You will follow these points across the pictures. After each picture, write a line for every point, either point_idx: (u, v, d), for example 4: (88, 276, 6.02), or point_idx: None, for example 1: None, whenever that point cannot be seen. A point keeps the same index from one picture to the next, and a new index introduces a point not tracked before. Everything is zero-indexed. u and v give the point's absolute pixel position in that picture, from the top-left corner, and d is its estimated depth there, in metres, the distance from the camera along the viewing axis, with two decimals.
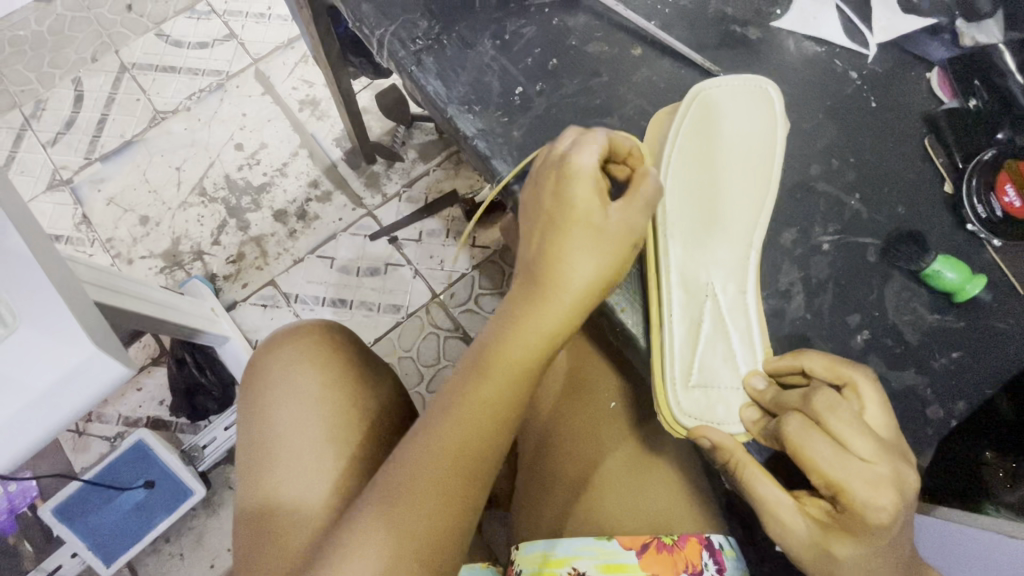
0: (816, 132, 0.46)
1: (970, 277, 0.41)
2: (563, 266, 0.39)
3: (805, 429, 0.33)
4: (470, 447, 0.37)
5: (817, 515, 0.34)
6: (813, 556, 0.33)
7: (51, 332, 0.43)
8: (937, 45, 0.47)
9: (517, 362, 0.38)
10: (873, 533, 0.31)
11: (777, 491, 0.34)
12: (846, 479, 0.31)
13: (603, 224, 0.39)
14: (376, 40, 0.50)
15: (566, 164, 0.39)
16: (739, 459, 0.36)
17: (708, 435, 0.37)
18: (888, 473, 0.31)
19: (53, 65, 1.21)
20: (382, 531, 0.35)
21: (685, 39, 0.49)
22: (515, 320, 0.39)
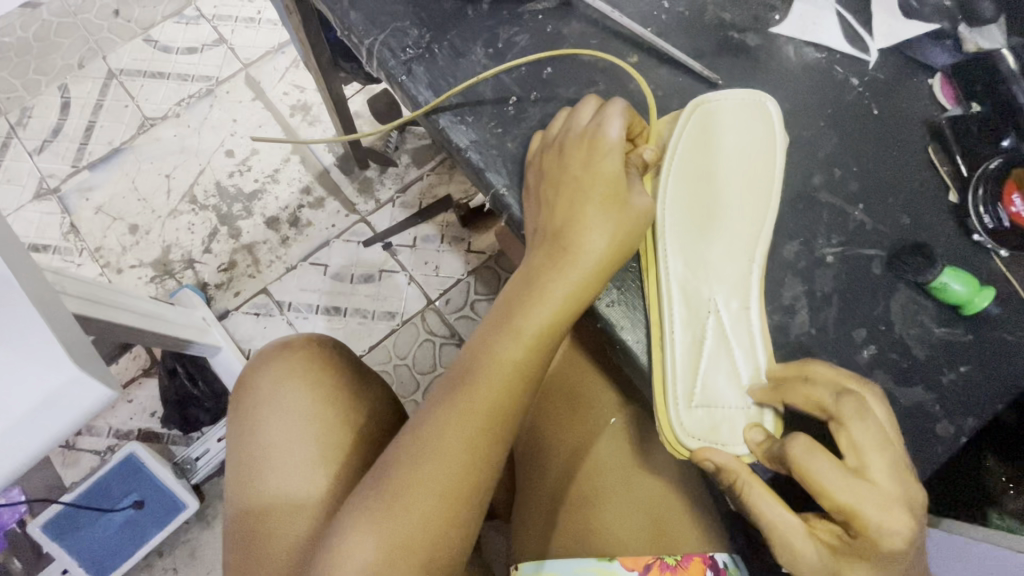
0: (818, 140, 0.45)
1: (978, 290, 0.40)
2: (582, 238, 0.40)
3: (812, 450, 0.31)
4: (490, 415, 0.38)
5: (828, 541, 0.32)
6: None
7: (32, 353, 0.41)
8: (939, 50, 0.46)
9: (536, 325, 0.40)
10: (889, 559, 0.30)
11: (786, 515, 0.33)
12: (858, 501, 0.30)
13: (626, 200, 0.40)
14: (366, 49, 0.49)
15: (594, 140, 0.41)
16: (744, 480, 0.35)
17: (711, 458, 0.36)
18: (896, 494, 0.31)
19: (39, 71, 1.19)
20: (407, 496, 0.37)
21: (682, 46, 0.48)
22: (533, 289, 0.40)
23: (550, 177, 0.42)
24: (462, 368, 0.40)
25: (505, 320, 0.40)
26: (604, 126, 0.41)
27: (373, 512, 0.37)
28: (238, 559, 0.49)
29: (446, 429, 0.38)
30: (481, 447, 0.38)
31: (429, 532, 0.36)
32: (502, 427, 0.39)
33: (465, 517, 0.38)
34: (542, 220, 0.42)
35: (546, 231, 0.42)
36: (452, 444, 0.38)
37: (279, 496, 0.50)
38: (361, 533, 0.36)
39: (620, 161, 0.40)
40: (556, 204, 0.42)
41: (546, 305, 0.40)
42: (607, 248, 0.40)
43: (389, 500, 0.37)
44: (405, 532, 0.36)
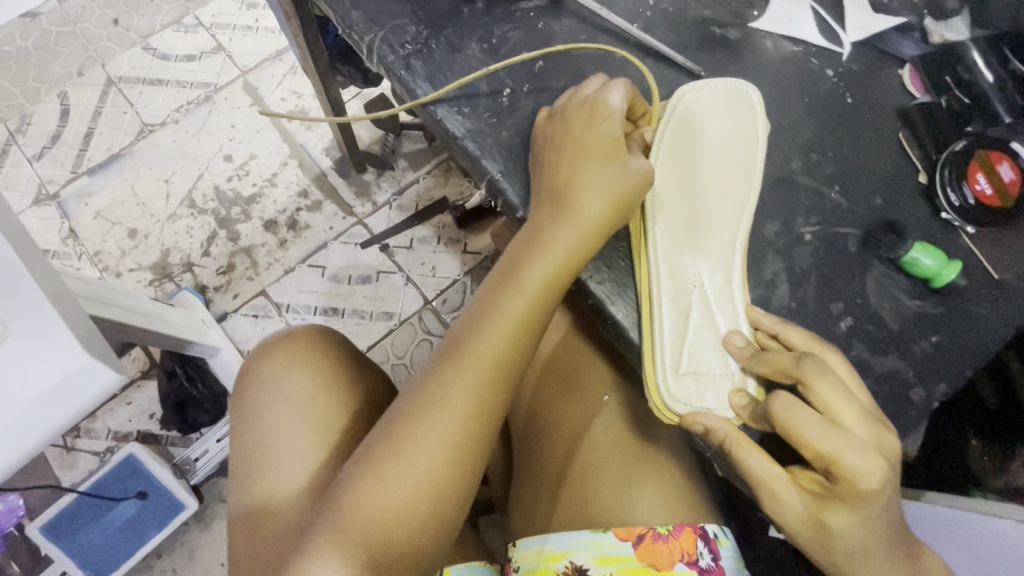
0: (795, 127, 0.48)
1: (946, 263, 0.42)
2: (580, 202, 0.42)
3: (792, 406, 0.34)
4: (493, 369, 0.40)
5: (809, 488, 0.35)
6: (810, 527, 0.35)
7: (42, 339, 0.43)
8: (907, 43, 0.49)
9: (528, 293, 0.42)
10: (866, 501, 0.33)
11: (772, 469, 0.36)
12: (839, 450, 0.33)
13: (625, 158, 0.43)
14: (366, 45, 0.51)
15: (597, 104, 0.44)
16: (733, 440, 0.37)
17: (699, 421, 0.38)
18: (869, 442, 0.33)
19: (38, 79, 1.21)
20: (415, 441, 0.39)
21: (666, 40, 0.50)
22: (533, 250, 0.42)
23: (552, 150, 0.45)
24: (467, 324, 0.42)
25: (507, 279, 0.42)
26: (608, 93, 0.44)
27: (375, 474, 0.38)
28: (246, 525, 0.51)
29: (452, 380, 0.40)
30: (485, 399, 0.40)
31: (435, 475, 0.39)
32: (505, 380, 0.41)
33: (469, 464, 0.40)
34: (543, 187, 0.44)
35: (540, 207, 0.44)
36: (450, 408, 0.39)
37: (284, 466, 0.52)
38: (369, 477, 0.38)
39: (619, 125, 0.43)
40: (552, 182, 0.44)
41: (537, 274, 0.42)
42: (603, 211, 0.42)
43: (398, 446, 0.39)
44: (407, 492, 0.38)
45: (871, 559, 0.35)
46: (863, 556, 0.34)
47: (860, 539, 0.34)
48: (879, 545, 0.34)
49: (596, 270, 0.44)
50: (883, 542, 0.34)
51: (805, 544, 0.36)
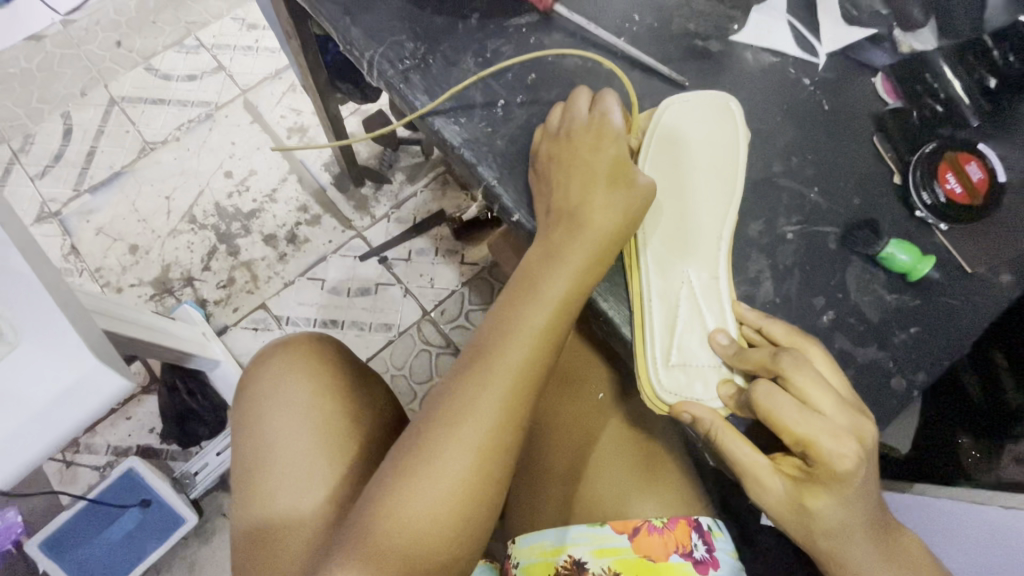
0: (776, 133, 0.50)
1: (920, 257, 0.45)
2: (594, 214, 0.45)
3: (772, 393, 0.36)
4: (521, 379, 0.41)
5: (789, 470, 0.37)
6: (789, 507, 0.38)
7: (54, 345, 0.44)
8: (878, 52, 0.51)
9: (553, 297, 0.43)
10: (842, 481, 0.35)
11: (754, 454, 0.38)
12: (814, 434, 0.35)
13: (632, 180, 0.45)
14: (366, 61, 0.54)
15: (603, 126, 0.47)
16: (717, 429, 0.39)
17: (688, 409, 0.40)
18: (844, 424, 0.35)
19: (41, 100, 1.24)
20: (449, 453, 0.39)
21: (652, 53, 0.53)
22: (553, 261, 0.44)
23: (553, 162, 0.47)
24: (491, 333, 0.43)
25: (530, 289, 0.44)
26: (610, 115, 0.47)
27: (413, 477, 0.39)
28: (252, 530, 0.51)
29: (482, 391, 0.41)
30: (515, 409, 0.41)
31: (468, 484, 0.40)
32: (531, 390, 0.42)
33: (500, 475, 0.41)
34: (556, 198, 0.46)
35: (554, 215, 0.46)
36: (485, 410, 0.40)
37: (293, 474, 0.52)
38: (405, 490, 0.39)
39: (623, 147, 0.46)
40: (562, 191, 0.46)
41: (561, 277, 0.43)
42: (615, 223, 0.44)
43: (432, 458, 0.40)
44: (444, 492, 0.39)
45: (847, 532, 0.37)
46: (840, 529, 0.37)
47: (835, 514, 0.37)
48: (853, 517, 0.37)
49: None
50: (856, 515, 0.37)
51: (786, 522, 0.39)
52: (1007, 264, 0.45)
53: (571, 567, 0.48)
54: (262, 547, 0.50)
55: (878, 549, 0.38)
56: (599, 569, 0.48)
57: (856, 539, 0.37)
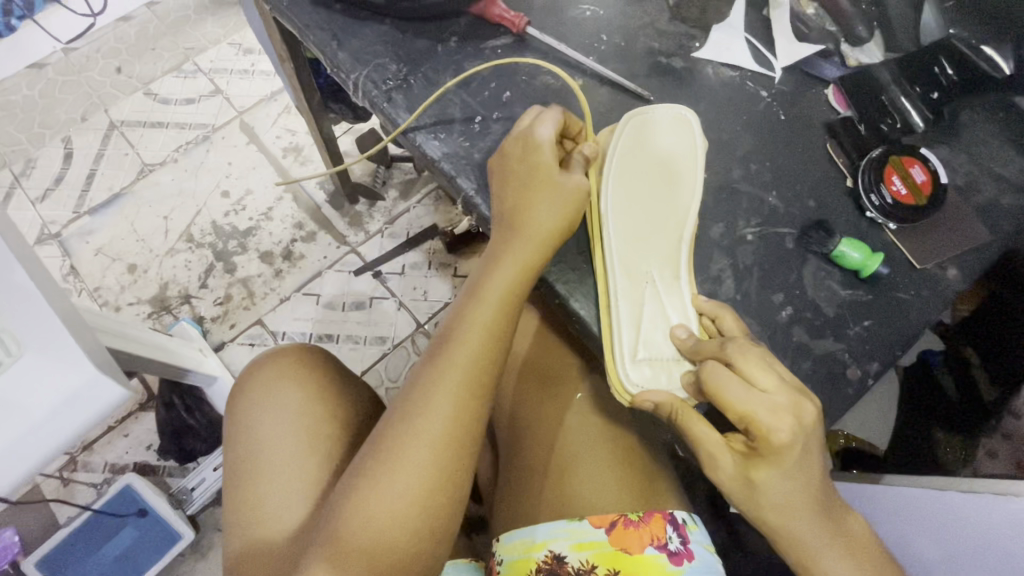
0: (735, 141, 0.54)
1: (870, 255, 0.48)
2: (533, 215, 0.47)
3: (720, 373, 0.40)
4: (470, 376, 0.45)
5: (739, 448, 0.41)
6: (739, 483, 0.41)
7: (56, 357, 0.46)
8: (829, 66, 0.55)
9: (498, 294, 0.47)
10: (780, 452, 0.39)
11: (710, 433, 0.42)
12: (754, 408, 0.39)
13: (560, 184, 0.48)
14: (352, 82, 0.57)
15: (525, 138, 0.48)
16: (679, 410, 0.43)
17: (649, 398, 0.44)
18: (788, 407, 0.39)
19: (43, 125, 1.28)
20: (405, 452, 0.42)
21: (619, 70, 0.57)
22: (496, 266, 0.47)
23: (502, 174, 0.49)
24: (441, 339, 0.46)
25: (475, 294, 0.47)
26: (538, 127, 0.48)
27: (373, 469, 0.42)
28: (243, 536, 0.53)
29: (433, 392, 0.44)
30: (466, 404, 0.44)
31: (426, 475, 0.42)
32: (482, 384, 0.45)
33: (458, 468, 0.44)
34: (497, 206, 0.49)
35: (501, 219, 0.49)
36: (437, 404, 0.43)
37: (277, 478, 0.54)
38: (366, 487, 0.42)
39: (552, 154, 0.48)
40: (505, 196, 0.49)
41: (504, 274, 0.47)
42: (556, 219, 0.47)
43: (389, 457, 0.42)
44: (403, 483, 0.42)
45: (791, 508, 0.40)
46: (786, 505, 0.40)
47: (780, 490, 0.40)
48: (797, 494, 0.40)
49: (561, 273, 0.50)
50: (801, 492, 0.40)
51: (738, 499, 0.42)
52: (952, 259, 0.49)
53: (551, 562, 0.50)
54: (254, 552, 0.52)
55: (819, 523, 0.41)
56: (578, 563, 0.49)
57: (801, 515, 0.41)
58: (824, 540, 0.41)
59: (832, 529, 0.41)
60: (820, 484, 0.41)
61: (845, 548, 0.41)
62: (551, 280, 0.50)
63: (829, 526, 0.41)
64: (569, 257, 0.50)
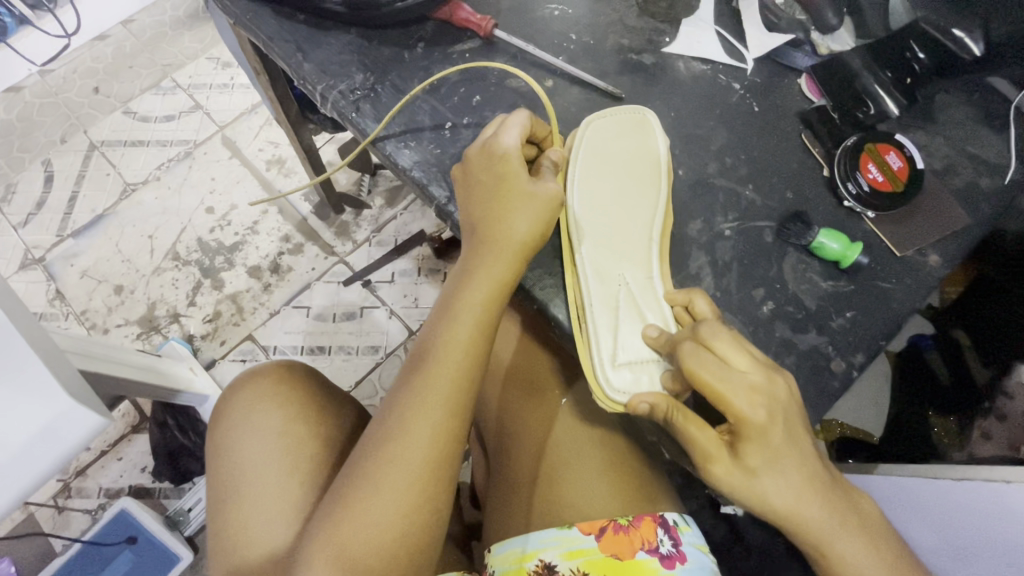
0: (709, 136, 0.53)
1: (850, 245, 0.47)
2: (505, 228, 0.46)
3: (696, 358, 0.39)
4: (447, 397, 0.43)
5: (728, 440, 0.40)
6: (739, 476, 0.39)
7: (24, 388, 0.45)
8: (802, 55, 0.55)
9: (474, 311, 0.45)
10: (764, 431, 0.38)
11: (702, 433, 0.40)
12: (733, 391, 0.38)
13: (534, 193, 0.47)
14: (319, 93, 0.56)
15: (491, 149, 0.47)
16: (674, 412, 0.41)
17: (642, 401, 0.42)
18: (762, 386, 0.39)
19: (22, 149, 1.26)
20: (383, 481, 0.41)
21: (589, 68, 0.56)
22: (470, 282, 0.46)
23: (471, 185, 0.48)
24: (417, 360, 0.45)
25: (449, 311, 0.46)
26: (503, 135, 0.47)
27: (353, 500, 0.42)
28: (230, 561, 0.52)
29: (410, 417, 0.43)
30: (445, 429, 0.43)
31: (407, 503, 0.42)
32: (460, 405, 0.44)
33: (437, 493, 0.43)
34: (467, 219, 0.48)
35: (473, 232, 0.48)
36: (415, 429, 0.42)
37: (260, 500, 0.53)
38: (346, 516, 0.41)
39: (518, 164, 0.47)
40: (477, 208, 0.47)
41: (479, 291, 0.46)
42: (529, 228, 0.46)
43: (368, 486, 0.42)
44: (384, 513, 0.41)
45: (791, 491, 0.39)
46: (787, 489, 0.39)
47: (777, 474, 0.39)
48: (794, 474, 0.39)
49: (537, 278, 0.49)
50: (797, 470, 0.39)
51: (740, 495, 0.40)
52: (934, 245, 0.48)
53: (542, 572, 0.49)
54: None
55: (823, 502, 0.40)
56: (569, 571, 0.49)
57: (802, 496, 0.39)
58: (832, 517, 0.40)
59: (836, 503, 0.40)
60: (813, 458, 0.40)
61: (851, 520, 0.40)
62: (527, 285, 0.49)
63: (834, 503, 0.40)
64: (545, 260, 0.49)
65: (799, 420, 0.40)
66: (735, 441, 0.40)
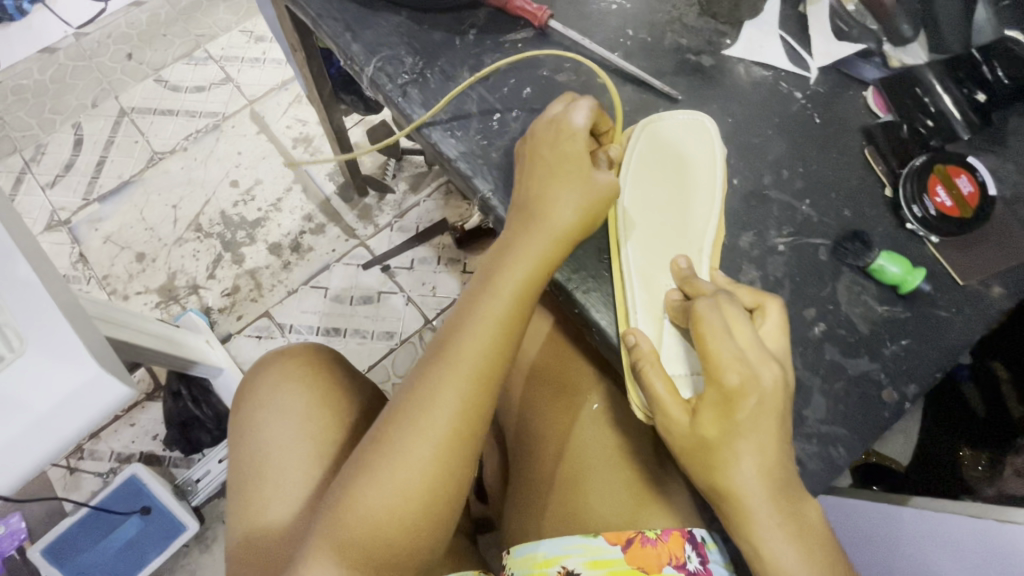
0: (766, 145, 0.51)
1: (911, 269, 0.45)
2: (553, 206, 0.45)
3: (710, 307, 0.38)
4: (478, 376, 0.42)
5: (692, 404, 0.38)
6: (692, 440, 0.38)
7: (57, 354, 0.45)
8: (869, 66, 0.52)
9: (512, 288, 0.44)
10: (731, 397, 0.36)
11: (669, 388, 0.39)
12: (721, 346, 0.37)
13: (590, 175, 0.45)
14: (366, 75, 0.55)
15: (560, 123, 0.46)
16: (645, 363, 0.40)
17: (633, 332, 0.42)
18: (751, 359, 0.37)
19: (54, 110, 1.26)
20: (408, 450, 0.41)
21: (645, 67, 0.54)
22: (510, 257, 0.45)
23: (525, 160, 0.47)
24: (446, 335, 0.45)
25: (488, 284, 0.44)
26: (571, 115, 0.46)
27: (373, 466, 0.41)
28: (246, 540, 0.51)
29: (439, 389, 0.42)
30: (473, 403, 0.42)
31: (431, 475, 0.41)
32: (492, 382, 0.43)
33: (462, 463, 0.42)
34: (515, 198, 0.47)
35: (519, 210, 0.46)
36: (444, 401, 0.41)
37: (284, 479, 0.53)
38: (364, 485, 0.41)
39: (583, 144, 0.45)
40: (527, 185, 0.46)
41: (519, 268, 0.44)
42: (577, 211, 0.44)
43: (391, 455, 0.41)
44: (406, 483, 0.40)
45: (750, 480, 0.36)
46: (736, 471, 0.36)
47: (736, 450, 0.36)
48: (755, 460, 0.36)
49: (581, 281, 0.47)
50: (758, 460, 0.36)
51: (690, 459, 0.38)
52: (997, 276, 0.46)
53: None
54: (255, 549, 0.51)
55: (778, 508, 0.36)
56: None
57: (762, 487, 0.36)
58: (786, 535, 0.37)
59: (794, 522, 0.37)
60: (782, 460, 0.37)
61: (804, 542, 0.37)
62: (569, 289, 0.47)
63: (793, 525, 0.37)
64: (588, 264, 0.48)
65: (782, 416, 0.37)
66: (697, 406, 0.38)
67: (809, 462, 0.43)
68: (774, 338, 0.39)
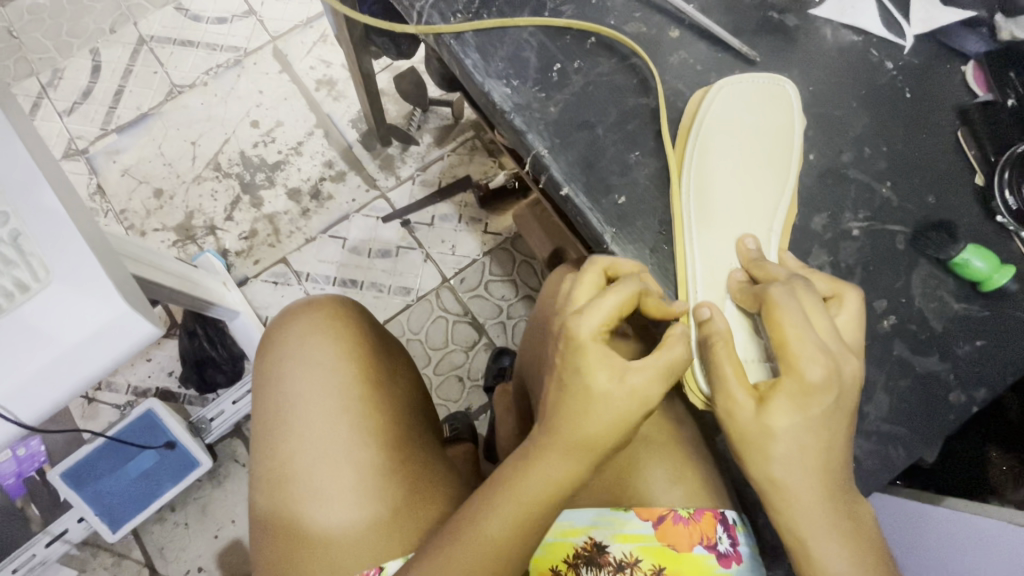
0: (849, 120, 0.46)
1: (998, 267, 0.42)
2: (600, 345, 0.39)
3: (787, 294, 0.36)
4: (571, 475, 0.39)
5: (759, 391, 0.36)
6: (757, 429, 0.35)
7: (81, 287, 0.43)
8: (972, 39, 0.47)
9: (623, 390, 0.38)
10: (807, 389, 0.34)
11: (735, 375, 0.36)
12: (801, 336, 0.35)
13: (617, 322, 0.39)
14: (415, 12, 0.50)
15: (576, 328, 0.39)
16: (717, 340, 0.38)
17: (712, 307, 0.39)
18: (833, 352, 0.35)
19: (71, 34, 1.21)
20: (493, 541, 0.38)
21: (722, 23, 0.49)
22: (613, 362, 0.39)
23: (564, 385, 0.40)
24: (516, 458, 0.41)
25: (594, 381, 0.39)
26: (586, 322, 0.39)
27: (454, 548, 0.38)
28: (269, 504, 0.51)
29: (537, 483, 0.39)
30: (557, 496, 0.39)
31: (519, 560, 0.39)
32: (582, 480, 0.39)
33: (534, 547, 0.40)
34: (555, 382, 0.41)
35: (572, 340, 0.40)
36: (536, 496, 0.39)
37: (313, 450, 0.51)
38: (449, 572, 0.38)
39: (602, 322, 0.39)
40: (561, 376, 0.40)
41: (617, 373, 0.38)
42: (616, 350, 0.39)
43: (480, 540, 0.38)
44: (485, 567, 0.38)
45: (808, 476, 0.35)
46: (799, 467, 0.35)
47: (802, 444, 0.34)
48: (815, 455, 0.35)
49: (638, 254, 0.45)
50: (818, 457, 0.35)
51: (744, 452, 0.36)
52: None
53: (590, 549, 0.47)
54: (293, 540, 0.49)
55: (833, 505, 0.35)
56: (620, 554, 0.47)
57: (820, 481, 0.35)
58: (839, 535, 0.35)
59: (848, 520, 0.35)
60: (842, 459, 0.36)
61: (857, 544, 0.35)
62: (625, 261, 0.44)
63: (849, 526, 0.35)
64: (648, 236, 0.45)
65: (851, 413, 0.35)
66: (765, 394, 0.36)
67: (863, 459, 0.42)
68: (849, 330, 0.37)
